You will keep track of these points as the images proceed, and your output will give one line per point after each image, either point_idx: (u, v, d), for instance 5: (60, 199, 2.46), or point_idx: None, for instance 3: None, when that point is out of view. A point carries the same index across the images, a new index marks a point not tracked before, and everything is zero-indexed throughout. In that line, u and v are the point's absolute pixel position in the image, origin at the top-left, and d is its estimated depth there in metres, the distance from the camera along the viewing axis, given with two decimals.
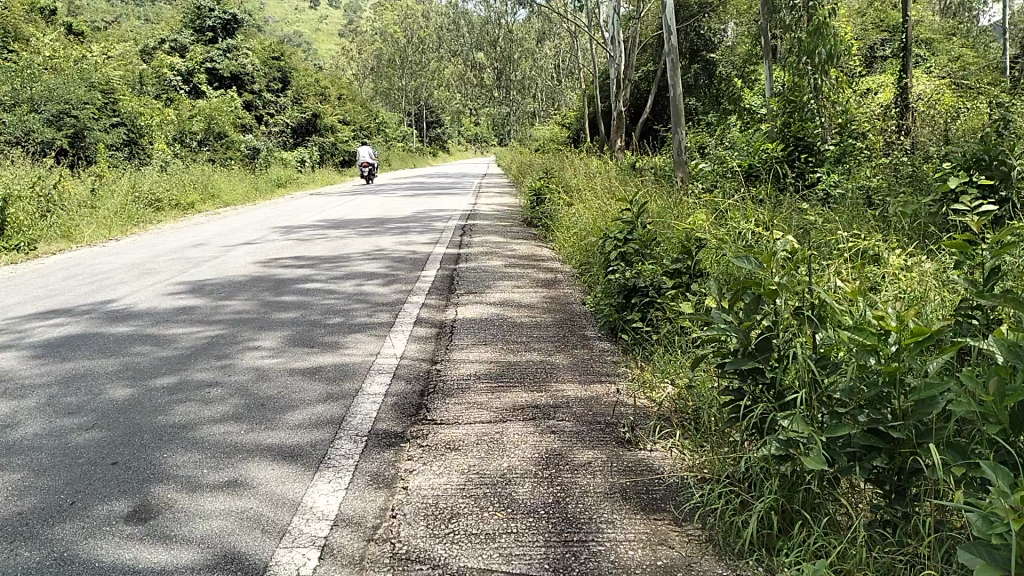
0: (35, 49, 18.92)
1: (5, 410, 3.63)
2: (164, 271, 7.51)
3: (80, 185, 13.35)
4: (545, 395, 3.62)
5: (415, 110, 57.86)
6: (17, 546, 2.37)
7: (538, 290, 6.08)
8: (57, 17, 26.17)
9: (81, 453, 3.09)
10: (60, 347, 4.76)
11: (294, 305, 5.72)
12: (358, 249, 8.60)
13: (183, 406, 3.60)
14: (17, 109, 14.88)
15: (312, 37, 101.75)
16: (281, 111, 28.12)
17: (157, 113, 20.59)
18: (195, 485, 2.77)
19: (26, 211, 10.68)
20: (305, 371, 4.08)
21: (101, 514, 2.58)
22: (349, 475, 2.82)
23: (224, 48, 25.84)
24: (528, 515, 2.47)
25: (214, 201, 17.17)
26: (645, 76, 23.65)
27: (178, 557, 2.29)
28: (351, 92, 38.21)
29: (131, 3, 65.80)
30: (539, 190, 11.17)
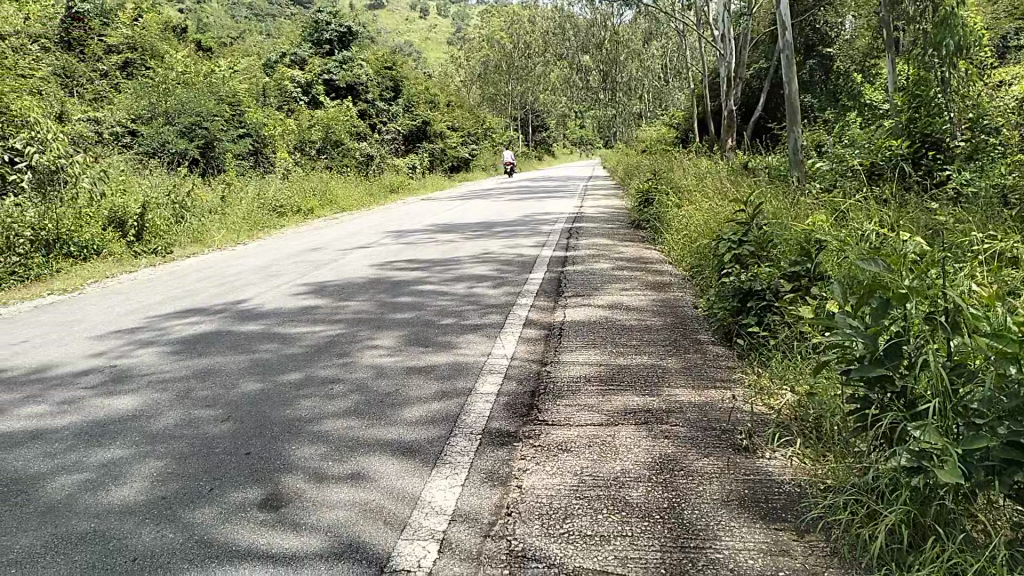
0: (170, 65, 20.29)
1: (147, 403, 3.92)
2: (288, 273, 7.91)
3: (212, 192, 14.23)
4: (657, 400, 3.58)
5: (521, 116, 58.52)
6: (162, 528, 2.57)
7: (648, 293, 6.03)
8: (189, 35, 27.99)
9: (218, 442, 3.30)
10: (196, 343, 5.09)
11: (409, 306, 5.90)
12: (468, 252, 8.76)
13: (307, 401, 3.78)
14: (154, 123, 15.99)
15: (422, 46, 104.86)
16: (393, 119, 29.00)
17: (279, 123, 21.69)
18: (321, 476, 2.91)
19: (163, 217, 11.47)
20: (419, 370, 4.20)
21: (235, 500, 2.75)
22: (464, 471, 2.88)
23: (340, 59, 26.85)
24: (643, 519, 2.46)
25: (332, 206, 17.93)
26: (757, 73, 23.02)
27: (306, 544, 2.41)
28: (459, 100, 39.12)
29: (254, 20, 69.58)
30: (648, 191, 11.07)
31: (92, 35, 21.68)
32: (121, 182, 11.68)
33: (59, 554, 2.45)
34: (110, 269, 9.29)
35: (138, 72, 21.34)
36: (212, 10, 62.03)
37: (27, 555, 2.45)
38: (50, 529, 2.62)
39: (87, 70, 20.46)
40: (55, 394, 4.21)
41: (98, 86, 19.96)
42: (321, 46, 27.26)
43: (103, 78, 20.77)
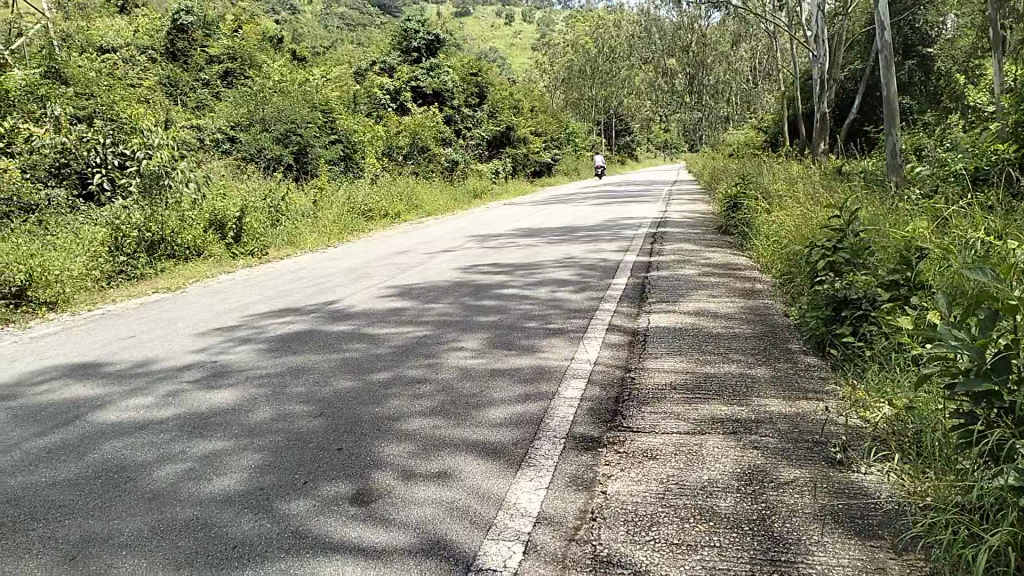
0: (267, 74, 21.14)
1: (243, 398, 4.09)
2: (377, 276, 8.10)
3: (304, 197, 14.73)
4: (745, 409, 3.50)
5: (605, 120, 58.23)
6: (259, 518, 2.69)
7: (735, 300, 5.91)
8: (284, 45, 29.11)
9: (311, 437, 3.43)
10: (290, 342, 5.28)
11: (494, 309, 5.96)
12: (552, 257, 8.77)
13: (396, 400, 3.87)
14: (252, 130, 16.75)
15: (507, 52, 105.76)
16: (478, 125, 29.36)
17: (369, 130, 22.27)
18: (409, 473, 2.98)
19: (259, 220, 11.94)
20: (504, 373, 4.24)
21: (328, 493, 2.85)
22: (549, 474, 2.90)
23: (428, 66, 27.33)
24: (732, 530, 2.41)
25: (417, 211, 18.29)
26: (852, 75, 22.21)
27: (395, 539, 2.47)
28: (543, 105, 39.27)
29: (346, 29, 71.78)
30: (735, 197, 10.84)
31: (196, 46, 22.80)
32: (220, 187, 12.23)
33: (166, 539, 2.59)
34: (209, 269, 9.74)
35: (237, 80, 22.30)
36: (306, 20, 64.15)
37: (137, 539, 2.61)
38: (156, 514, 2.78)
39: (190, 80, 21.52)
40: (160, 387, 4.45)
41: (201, 95, 20.98)
42: (408, 54, 27.59)
43: (206, 86, 21.82)
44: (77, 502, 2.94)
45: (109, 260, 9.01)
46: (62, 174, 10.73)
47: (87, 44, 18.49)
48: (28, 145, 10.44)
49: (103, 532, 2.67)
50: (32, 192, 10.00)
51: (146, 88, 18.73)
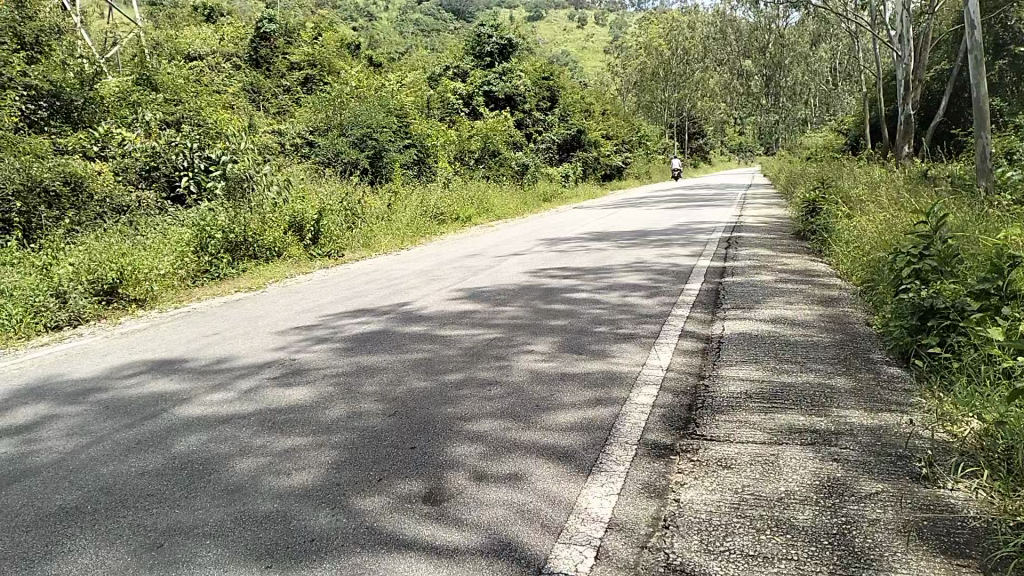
0: (344, 80, 21.65)
1: (319, 396, 4.21)
2: (449, 278, 8.22)
3: (379, 200, 15.04)
4: (825, 421, 3.41)
5: (678, 123, 57.50)
6: (335, 513, 2.76)
7: (814, 308, 5.76)
8: (361, 51, 29.82)
9: (385, 435, 3.50)
10: (366, 342, 5.40)
11: (564, 312, 5.97)
12: (622, 261, 8.72)
13: (468, 401, 3.92)
14: (330, 134, 17.30)
15: (579, 55, 105.54)
16: (549, 128, 29.42)
17: (441, 134, 22.56)
18: (480, 474, 3.00)
19: (336, 222, 12.26)
20: (574, 377, 4.23)
21: (400, 492, 2.90)
22: (620, 480, 2.89)
23: (501, 71, 27.52)
24: (810, 544, 2.35)
25: (488, 214, 18.42)
26: (939, 75, 21.36)
27: (466, 539, 2.50)
28: (614, 108, 39.08)
29: (421, 35, 72.95)
30: (813, 201, 10.56)
31: (277, 54, 23.59)
32: (300, 190, 12.60)
33: (246, 530, 2.68)
34: (288, 270, 10.03)
35: (316, 86, 22.92)
36: (381, 26, 65.33)
37: (219, 529, 2.71)
38: (237, 506, 2.88)
39: (272, 86, 22.23)
40: (241, 383, 4.61)
41: (282, 100, 21.68)
42: (481, 59, 27.85)
43: (287, 92, 22.53)
44: (164, 492, 3.07)
45: (194, 260, 9.36)
46: (151, 178, 11.24)
47: (177, 52, 19.34)
48: (121, 150, 11.07)
49: (187, 522, 2.79)
50: (123, 195, 10.50)
51: (231, 94, 19.45)
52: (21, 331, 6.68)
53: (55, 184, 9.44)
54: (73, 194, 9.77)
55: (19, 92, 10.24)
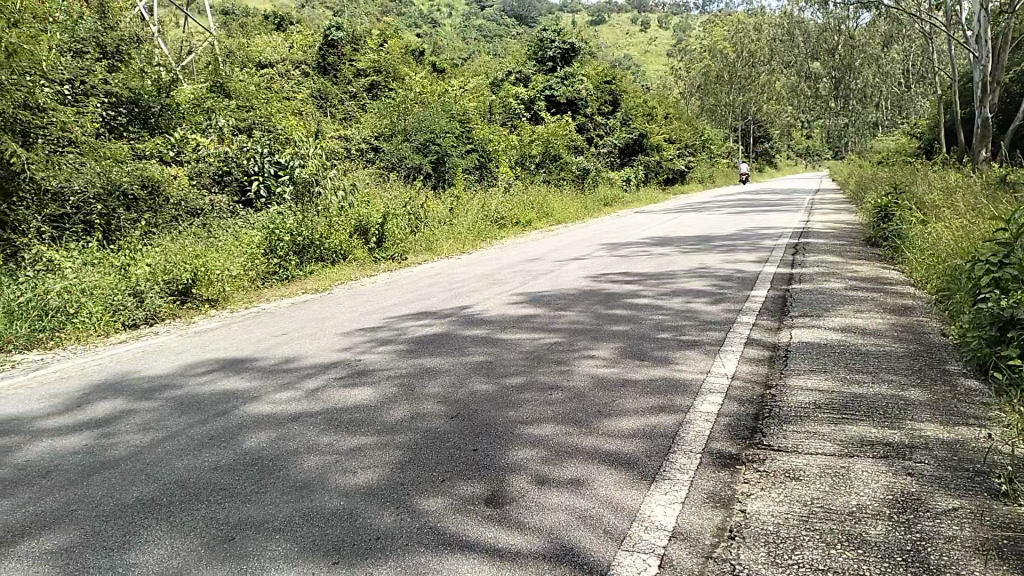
0: (408, 86, 21.97)
1: (382, 396, 4.28)
2: (510, 282, 8.26)
3: (441, 204, 15.22)
4: (898, 433, 3.31)
5: (743, 127, 56.54)
6: (399, 512, 2.80)
7: (886, 317, 5.59)
8: (425, 57, 30.18)
9: (448, 437, 3.53)
10: (428, 343, 5.48)
11: (625, 318, 5.93)
12: (685, 266, 8.62)
13: (529, 404, 3.93)
14: (394, 139, 17.70)
15: (643, 58, 104.74)
16: (611, 132, 29.28)
17: (503, 139, 22.71)
18: (541, 478, 3.01)
19: (399, 226, 12.46)
20: (636, 383, 4.20)
21: (463, 493, 2.93)
22: (684, 489, 2.86)
23: (562, 75, 27.51)
24: (883, 560, 2.29)
25: (549, 219, 18.44)
26: (1019, 77, 20.48)
27: (528, 543, 2.51)
28: (677, 112, 38.71)
29: (484, 40, 73.46)
30: (885, 206, 10.26)
31: (344, 61, 24.08)
32: (365, 194, 12.85)
33: (313, 526, 2.75)
34: (354, 272, 10.23)
35: (381, 92, 23.31)
36: (445, 32, 66.08)
37: (287, 525, 2.78)
38: (305, 503, 2.95)
39: (339, 93, 22.72)
40: (307, 382, 4.72)
41: (348, 106, 22.09)
42: (544, 63, 27.94)
43: (353, 98, 22.96)
44: (235, 486, 3.17)
45: (264, 262, 9.63)
46: (224, 182, 11.64)
47: (248, 59, 19.90)
48: (195, 155, 11.41)
49: (257, 517, 2.87)
50: (197, 198, 10.91)
51: (299, 101, 19.94)
52: (101, 329, 6.98)
53: (133, 188, 9.86)
54: (150, 198, 10.18)
55: (101, 99, 10.71)
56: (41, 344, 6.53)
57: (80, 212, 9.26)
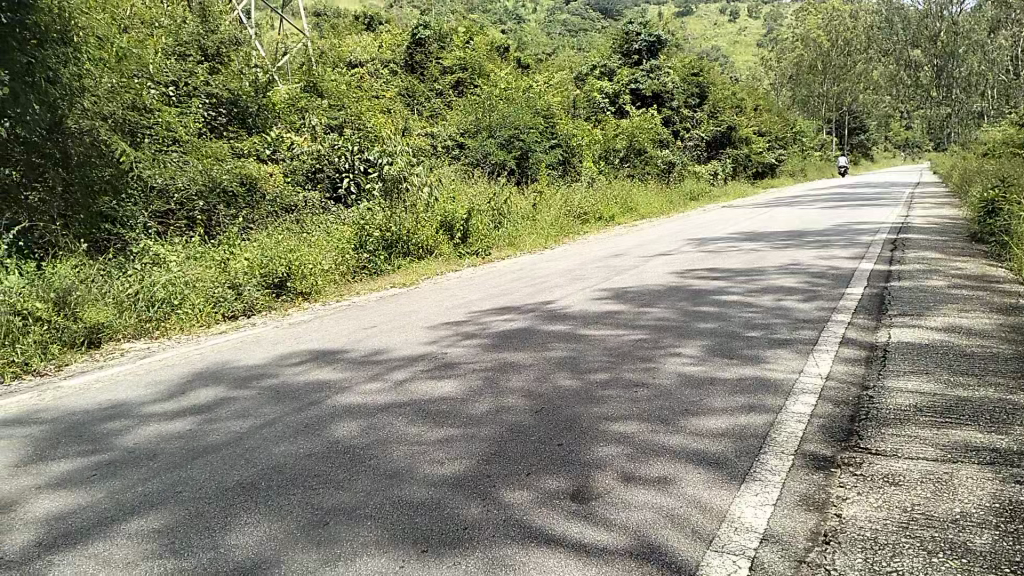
0: (493, 82, 22.16)
1: (466, 389, 4.35)
2: (594, 277, 8.23)
3: (525, 200, 15.30)
4: (1006, 439, 3.14)
5: (836, 118, 54.52)
6: (485, 505, 2.84)
7: (993, 317, 5.30)
8: (510, 53, 30.27)
9: (534, 431, 3.56)
10: (512, 338, 5.52)
11: (713, 315, 5.82)
12: (775, 263, 8.39)
13: (614, 401, 3.91)
14: (479, 135, 17.86)
15: (732, 49, 102.30)
16: (698, 126, 28.71)
17: (587, 134, 22.62)
18: (628, 476, 3.00)
19: (483, 222, 12.58)
20: (724, 382, 4.12)
21: (548, 487, 2.95)
22: (776, 491, 2.80)
23: (648, 68, 27.13)
24: (990, 570, 2.18)
25: (633, 214, 18.26)
26: None
27: (614, 539, 2.51)
28: (767, 104, 37.67)
29: (569, 35, 73.15)
30: (993, 200, 9.70)
31: (431, 59, 24.41)
32: (450, 189, 13.04)
33: (403, 514, 2.82)
34: (439, 268, 10.37)
35: (467, 89, 23.56)
36: (531, 28, 66.20)
37: (379, 512, 2.86)
38: (394, 491, 3.03)
39: (426, 91, 23.08)
40: (395, 374, 4.84)
41: (435, 104, 22.43)
42: (629, 56, 27.68)
43: (439, 96, 23.26)
44: (329, 473, 3.28)
45: (354, 256, 9.89)
46: (317, 179, 12.08)
47: (340, 60, 20.43)
48: (290, 153, 11.90)
49: (349, 503, 2.96)
50: (293, 195, 11.30)
51: (387, 100, 20.35)
52: (203, 320, 7.35)
53: (233, 185, 10.32)
54: (247, 194, 10.65)
55: (202, 100, 11.26)
56: (148, 334, 6.91)
57: (183, 209, 9.71)
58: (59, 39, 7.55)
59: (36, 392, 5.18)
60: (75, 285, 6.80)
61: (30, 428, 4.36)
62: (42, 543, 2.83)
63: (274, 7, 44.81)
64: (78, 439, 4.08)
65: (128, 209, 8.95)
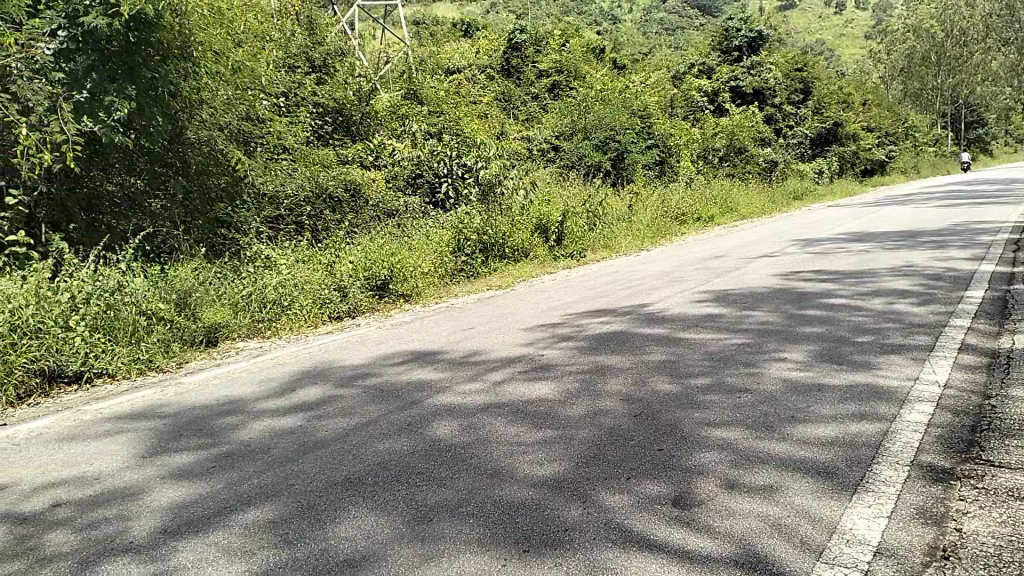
0: (589, 84, 22.14)
1: (562, 392, 4.37)
2: (692, 280, 8.09)
3: (621, 201, 15.20)
4: None
5: (952, 111, 51.55)
6: (584, 507, 2.85)
7: None
8: (606, 54, 30.14)
9: (632, 435, 3.54)
10: (609, 341, 5.51)
11: (819, 319, 5.63)
12: (886, 264, 8.03)
13: (715, 407, 3.84)
14: (574, 138, 17.90)
15: (838, 42, 98.34)
16: (802, 122, 27.78)
17: (685, 134, 22.26)
18: (732, 483, 2.95)
19: (579, 224, 12.59)
20: (832, 389, 3.98)
21: (648, 492, 2.94)
22: (890, 502, 2.70)
23: (749, 65, 26.47)
24: None
25: (733, 214, 17.85)
26: None
27: (718, 547, 2.48)
28: (876, 98, 36.09)
29: (665, 34, 72.17)
30: None
31: (527, 63, 24.60)
32: (546, 192, 13.12)
33: (504, 514, 2.87)
34: (534, 270, 10.46)
35: (562, 92, 23.60)
36: (627, 28, 65.61)
37: (480, 510, 2.92)
38: (493, 491, 3.09)
39: (522, 95, 23.23)
40: (492, 375, 4.91)
41: (530, 107, 22.56)
42: (729, 54, 27.15)
43: (535, 99, 23.40)
44: (432, 470, 3.37)
45: (452, 259, 10.10)
46: (416, 184, 12.41)
47: (438, 67, 20.87)
48: (391, 159, 12.24)
49: (451, 501, 3.04)
50: (394, 200, 11.64)
51: (484, 105, 20.65)
52: (311, 320, 7.69)
53: (338, 191, 10.79)
54: (351, 200, 11.07)
55: (310, 109, 11.81)
56: (260, 333, 7.28)
57: (293, 214, 10.33)
58: (181, 56, 8.00)
59: (159, 388, 5.52)
60: (194, 288, 7.22)
61: (155, 422, 4.67)
62: (167, 529, 3.03)
63: (376, 16, 46.15)
64: (198, 433, 4.34)
65: (242, 215, 9.47)
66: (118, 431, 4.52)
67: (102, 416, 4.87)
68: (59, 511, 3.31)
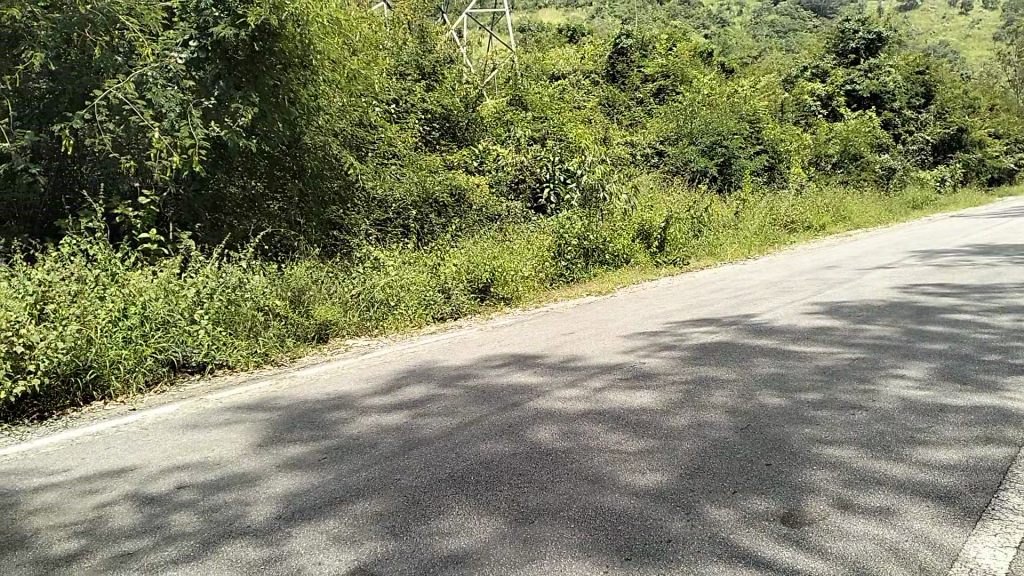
0: (695, 89, 21.80)
1: (664, 401, 4.33)
2: (802, 290, 7.85)
3: (727, 208, 14.89)
4: None
5: None
6: (687, 520, 2.83)
7: None
8: (714, 58, 29.58)
9: (739, 449, 3.49)
10: (715, 351, 5.42)
11: (942, 335, 5.35)
12: (1016, 279, 7.55)
13: (826, 424, 3.73)
14: (680, 143, 17.77)
15: (965, 41, 92.81)
16: (923, 127, 26.42)
17: (797, 140, 21.70)
18: (844, 503, 2.87)
19: (683, 230, 12.42)
20: (957, 410, 3.79)
21: (755, 508, 2.89)
22: (1017, 534, 2.57)
23: (867, 68, 25.39)
24: None
25: (846, 222, 17.16)
26: None
27: (827, 568, 2.42)
28: (1006, 101, 33.93)
29: (775, 36, 70.14)
30: None
31: (632, 67, 24.48)
32: (650, 198, 13.03)
33: (606, 521, 2.89)
34: (635, 277, 10.39)
35: (667, 97, 23.37)
36: (735, 29, 64.16)
37: (582, 515, 2.95)
38: (596, 497, 3.11)
39: (626, 100, 23.14)
40: (594, 382, 4.93)
41: (634, 112, 22.44)
42: (845, 56, 26.12)
43: (639, 105, 23.25)
44: (533, 473, 3.43)
45: (553, 264, 10.17)
46: (520, 189, 12.57)
47: (543, 72, 21.04)
48: (495, 165, 12.42)
49: (553, 504, 3.08)
50: (497, 205, 11.81)
51: (589, 109, 20.66)
52: (415, 320, 7.91)
53: (444, 196, 11.05)
54: (456, 205, 11.30)
55: (418, 116, 12.18)
56: (367, 331, 7.55)
57: (400, 217, 10.60)
58: (301, 65, 8.26)
59: (274, 380, 5.83)
60: (307, 286, 7.58)
61: (270, 413, 4.93)
62: (282, 516, 3.21)
63: (481, 23, 46.64)
64: (310, 425, 4.56)
65: (353, 217, 9.83)
66: (236, 420, 4.80)
67: (221, 405, 5.18)
68: (183, 493, 3.55)
